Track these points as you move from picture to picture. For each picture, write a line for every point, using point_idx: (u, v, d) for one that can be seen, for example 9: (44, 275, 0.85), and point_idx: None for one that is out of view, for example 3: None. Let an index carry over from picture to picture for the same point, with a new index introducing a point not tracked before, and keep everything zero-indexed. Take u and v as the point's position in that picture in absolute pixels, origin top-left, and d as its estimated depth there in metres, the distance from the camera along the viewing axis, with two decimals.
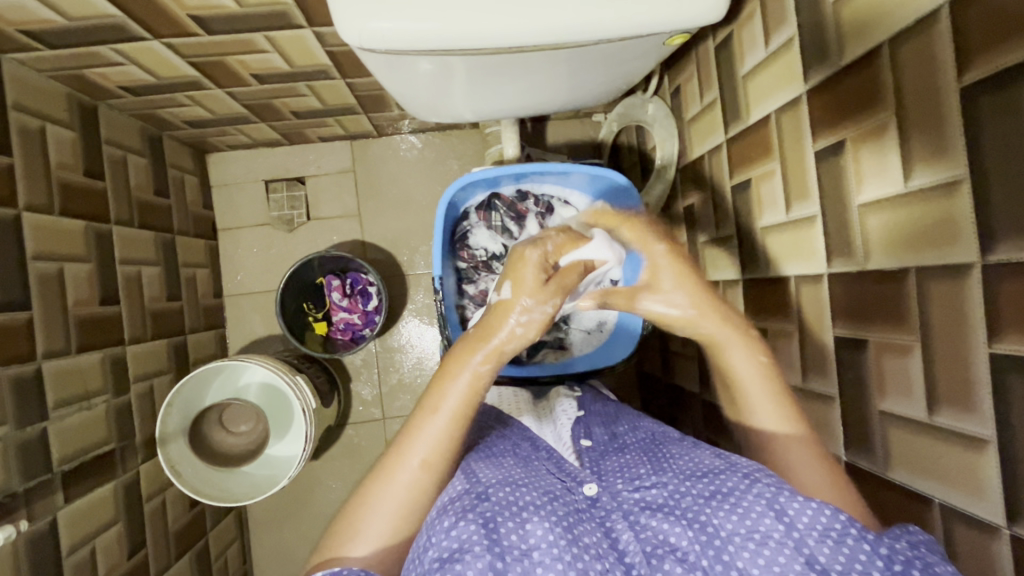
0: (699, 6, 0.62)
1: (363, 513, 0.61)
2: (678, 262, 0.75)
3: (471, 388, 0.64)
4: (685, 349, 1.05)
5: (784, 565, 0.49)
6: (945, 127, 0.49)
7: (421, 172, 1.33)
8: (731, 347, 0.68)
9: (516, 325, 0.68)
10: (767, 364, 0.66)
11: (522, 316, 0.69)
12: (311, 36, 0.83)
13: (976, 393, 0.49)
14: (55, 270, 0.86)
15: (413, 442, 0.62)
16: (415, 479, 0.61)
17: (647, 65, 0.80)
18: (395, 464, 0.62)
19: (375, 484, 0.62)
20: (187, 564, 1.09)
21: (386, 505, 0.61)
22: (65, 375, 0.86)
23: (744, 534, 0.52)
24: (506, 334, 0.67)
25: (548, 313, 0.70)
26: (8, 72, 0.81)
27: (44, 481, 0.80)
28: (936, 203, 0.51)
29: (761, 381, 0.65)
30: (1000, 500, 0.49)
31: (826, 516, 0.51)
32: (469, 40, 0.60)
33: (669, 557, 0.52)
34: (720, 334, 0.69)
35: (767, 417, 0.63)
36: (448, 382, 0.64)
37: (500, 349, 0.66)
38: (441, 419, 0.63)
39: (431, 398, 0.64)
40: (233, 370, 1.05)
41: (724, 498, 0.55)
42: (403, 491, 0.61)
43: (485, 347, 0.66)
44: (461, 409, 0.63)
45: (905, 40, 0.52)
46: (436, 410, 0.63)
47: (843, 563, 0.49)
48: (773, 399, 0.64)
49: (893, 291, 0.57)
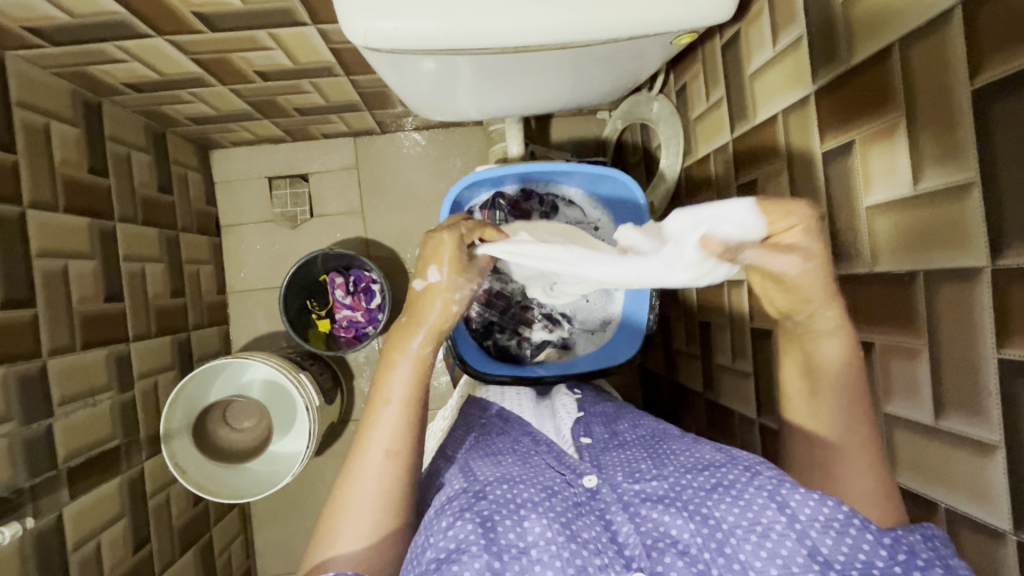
0: (708, 6, 0.62)
1: (341, 512, 0.61)
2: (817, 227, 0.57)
3: (415, 372, 0.65)
4: (690, 348, 1.05)
5: (787, 558, 0.50)
6: (957, 130, 0.49)
7: (424, 168, 1.32)
8: (828, 337, 0.60)
9: (450, 302, 0.68)
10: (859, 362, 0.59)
11: (459, 298, 0.68)
12: (315, 34, 0.82)
13: (984, 398, 0.49)
14: (60, 267, 0.86)
15: (374, 435, 0.63)
16: (386, 471, 0.62)
17: (654, 64, 0.79)
18: (361, 459, 0.63)
19: (348, 481, 0.62)
20: (191, 559, 1.09)
21: (361, 502, 0.61)
22: (70, 372, 0.86)
23: (746, 527, 0.52)
24: (446, 317, 0.68)
25: (474, 292, 0.70)
26: (13, 69, 0.80)
27: (50, 477, 0.81)
28: (946, 206, 0.51)
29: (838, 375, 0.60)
30: (1007, 505, 0.49)
31: (829, 507, 0.50)
32: (475, 39, 0.60)
33: (670, 550, 0.53)
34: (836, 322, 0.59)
35: (828, 412, 0.61)
36: (393, 370, 0.65)
37: (438, 328, 0.67)
38: (394, 408, 0.64)
39: (380, 391, 0.65)
40: (237, 366, 1.06)
41: (726, 491, 0.55)
42: (375, 484, 0.61)
43: (424, 328, 0.66)
44: (411, 395, 0.65)
45: (916, 41, 0.52)
46: (386, 400, 0.64)
47: (844, 555, 0.49)
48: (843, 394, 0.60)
49: (901, 294, 0.56)
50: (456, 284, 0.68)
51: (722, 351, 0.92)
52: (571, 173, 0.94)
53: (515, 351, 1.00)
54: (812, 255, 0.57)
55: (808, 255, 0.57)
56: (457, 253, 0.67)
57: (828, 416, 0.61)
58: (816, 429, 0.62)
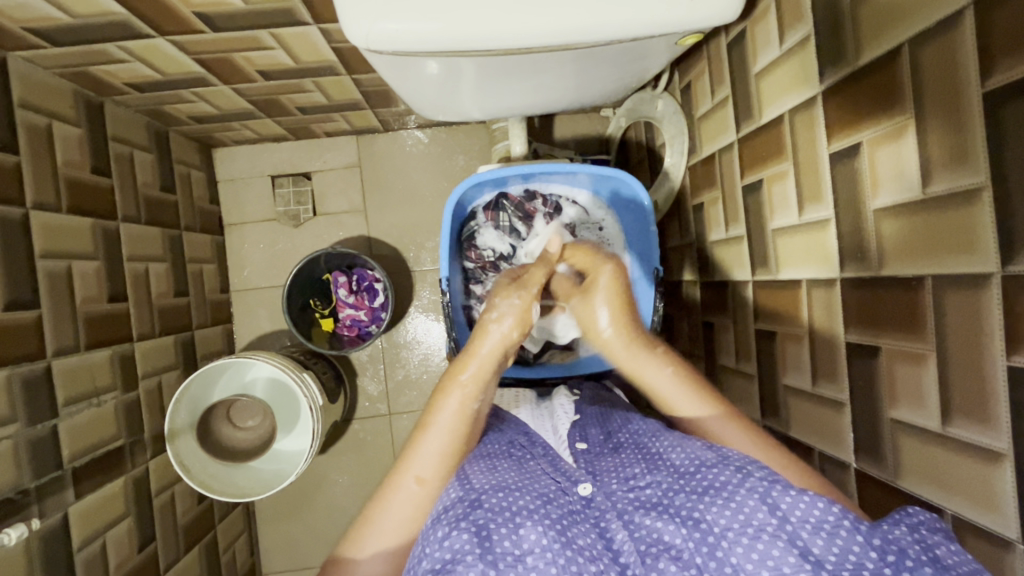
0: (714, 6, 0.61)
1: (366, 534, 0.61)
2: (618, 285, 0.85)
3: (461, 402, 0.68)
4: (694, 349, 1.06)
5: (779, 558, 0.49)
6: (967, 135, 0.48)
7: (428, 167, 1.32)
8: (640, 368, 0.76)
9: (495, 325, 0.76)
10: (676, 370, 0.74)
11: (498, 316, 0.77)
12: (317, 33, 0.81)
13: (992, 406, 0.49)
14: (64, 269, 0.86)
15: (411, 459, 0.64)
16: (419, 497, 0.62)
17: (658, 63, 0.79)
18: (394, 484, 0.63)
19: (376, 504, 0.63)
20: (197, 557, 1.10)
21: (389, 526, 0.61)
22: (76, 372, 0.87)
23: (737, 529, 0.51)
24: (490, 339, 0.74)
25: (517, 304, 0.79)
26: (14, 69, 0.80)
27: (56, 477, 0.81)
28: (954, 212, 0.50)
29: (676, 384, 0.72)
30: (1014, 514, 0.48)
31: (819, 509, 0.50)
32: (478, 41, 0.59)
33: (664, 556, 0.52)
34: (624, 356, 0.79)
35: (682, 407, 0.71)
36: (441, 398, 0.68)
37: (490, 356, 0.73)
38: (437, 434, 0.66)
39: (425, 416, 0.67)
40: (239, 366, 1.05)
41: (717, 493, 0.54)
42: (406, 510, 0.62)
43: (474, 360, 0.72)
44: (456, 424, 0.66)
45: (926, 42, 0.51)
46: (429, 425, 0.66)
47: (836, 554, 0.48)
48: (685, 389, 0.71)
49: (907, 300, 0.56)
50: (501, 309, 0.78)
51: (726, 351, 0.94)
52: (573, 176, 0.94)
53: (519, 352, 1.00)
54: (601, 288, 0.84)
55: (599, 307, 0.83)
56: (502, 283, 0.85)
57: (680, 410, 0.71)
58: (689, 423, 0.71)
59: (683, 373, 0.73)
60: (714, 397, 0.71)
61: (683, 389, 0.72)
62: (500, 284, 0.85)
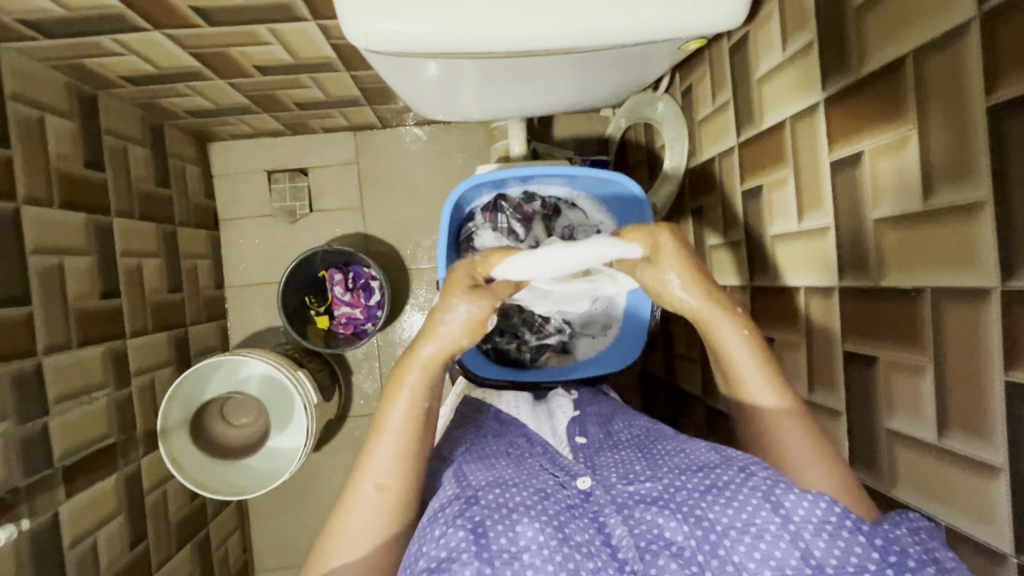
0: (719, 12, 0.60)
1: (329, 550, 0.60)
2: (680, 243, 0.72)
3: (412, 402, 0.64)
4: (690, 353, 1.02)
5: (781, 560, 0.49)
6: (969, 148, 0.48)
7: (425, 164, 1.31)
8: (716, 323, 0.68)
9: (441, 325, 0.66)
10: (750, 337, 0.67)
11: (448, 318, 0.66)
12: (315, 29, 0.80)
13: (989, 420, 0.49)
14: (55, 264, 0.85)
15: (367, 468, 0.62)
16: (380, 503, 0.61)
17: (660, 67, 0.78)
18: (353, 494, 0.62)
19: (340, 516, 0.61)
20: (189, 554, 1.10)
21: (353, 532, 0.60)
22: (66, 369, 0.86)
23: (740, 527, 0.51)
24: (434, 341, 0.66)
25: (477, 313, 0.66)
26: (6, 61, 0.79)
27: (45, 475, 0.80)
28: (956, 225, 0.50)
29: (748, 353, 0.66)
30: (1009, 528, 0.48)
31: (822, 508, 0.50)
32: (481, 44, 0.59)
33: (664, 553, 0.52)
34: (706, 309, 0.68)
35: (754, 387, 0.65)
36: (390, 403, 0.65)
37: (428, 359, 0.65)
38: (390, 438, 0.63)
39: (376, 423, 0.64)
40: (233, 364, 1.04)
41: (720, 492, 0.54)
42: (368, 517, 0.60)
43: (417, 361, 0.65)
44: (407, 425, 0.63)
45: (932, 52, 0.51)
46: (381, 431, 0.63)
47: (838, 558, 0.48)
48: (759, 368, 0.65)
49: (906, 311, 0.56)
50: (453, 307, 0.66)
51: None
52: (573, 178, 0.93)
53: (515, 354, 1.00)
54: (666, 266, 0.71)
55: (663, 269, 0.71)
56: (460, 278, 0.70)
57: (754, 390, 0.65)
58: (753, 407, 0.65)
59: (756, 343, 0.66)
60: (787, 387, 0.65)
61: (760, 370, 0.65)
62: (459, 280, 0.70)
